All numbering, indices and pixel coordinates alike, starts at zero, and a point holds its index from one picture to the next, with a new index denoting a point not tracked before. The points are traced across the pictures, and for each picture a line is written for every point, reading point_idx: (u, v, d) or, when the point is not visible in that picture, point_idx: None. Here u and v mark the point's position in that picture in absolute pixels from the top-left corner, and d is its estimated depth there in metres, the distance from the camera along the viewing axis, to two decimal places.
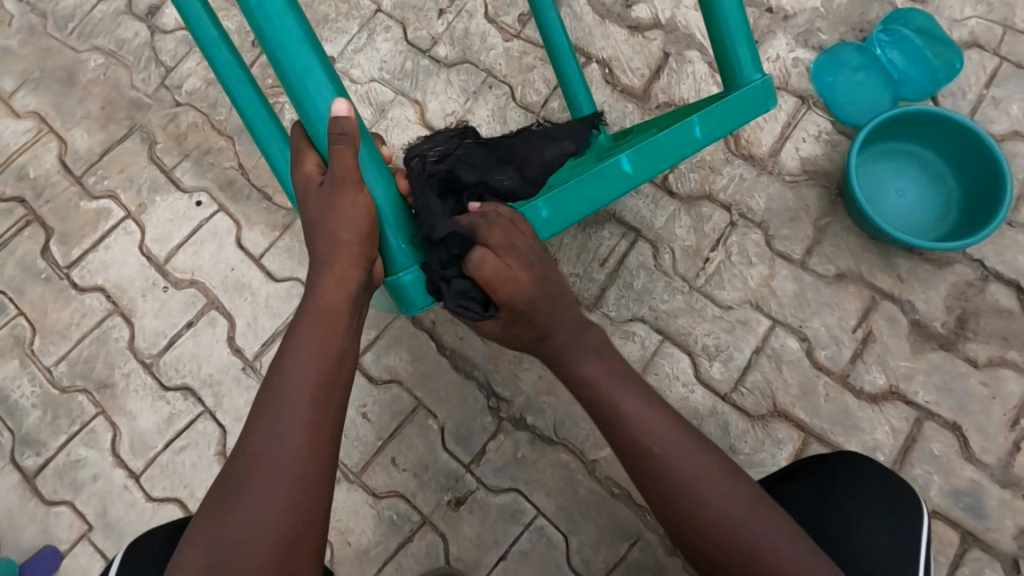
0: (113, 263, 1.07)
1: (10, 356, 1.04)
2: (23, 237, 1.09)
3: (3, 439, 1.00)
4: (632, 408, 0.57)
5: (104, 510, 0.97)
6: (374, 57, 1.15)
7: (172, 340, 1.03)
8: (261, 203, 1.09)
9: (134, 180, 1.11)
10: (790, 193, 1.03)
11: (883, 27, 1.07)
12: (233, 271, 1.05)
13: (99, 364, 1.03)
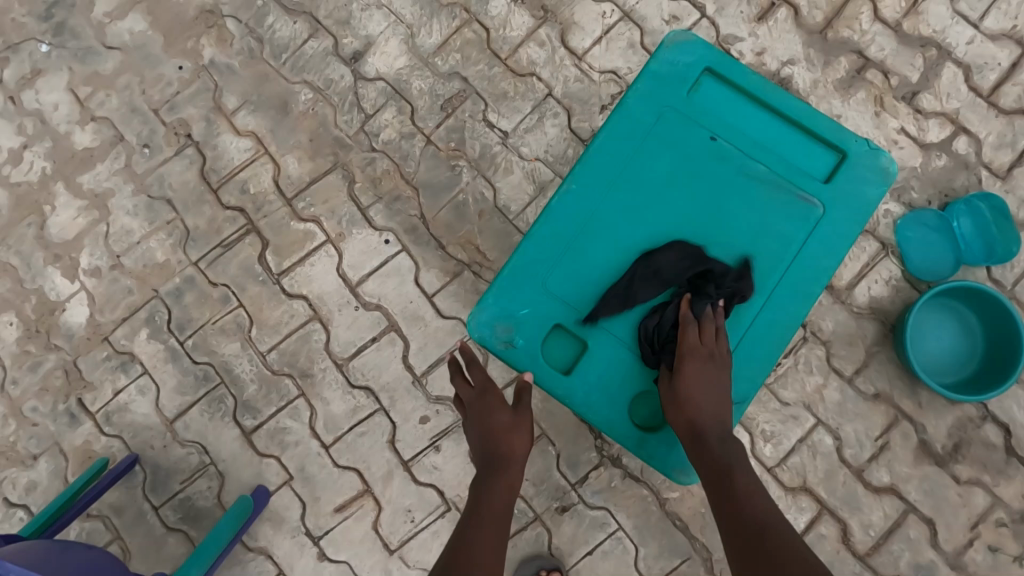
0: (316, 278, 1.36)
1: (233, 339, 1.35)
2: (245, 243, 1.37)
3: (228, 402, 1.34)
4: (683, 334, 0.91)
5: (303, 466, 1.32)
6: (542, 138, 1.38)
7: (360, 350, 1.34)
8: (437, 251, 1.35)
9: (336, 211, 1.37)
10: (855, 322, 1.31)
11: (965, 200, 1.31)
12: (411, 303, 1.34)
13: (302, 357, 1.34)
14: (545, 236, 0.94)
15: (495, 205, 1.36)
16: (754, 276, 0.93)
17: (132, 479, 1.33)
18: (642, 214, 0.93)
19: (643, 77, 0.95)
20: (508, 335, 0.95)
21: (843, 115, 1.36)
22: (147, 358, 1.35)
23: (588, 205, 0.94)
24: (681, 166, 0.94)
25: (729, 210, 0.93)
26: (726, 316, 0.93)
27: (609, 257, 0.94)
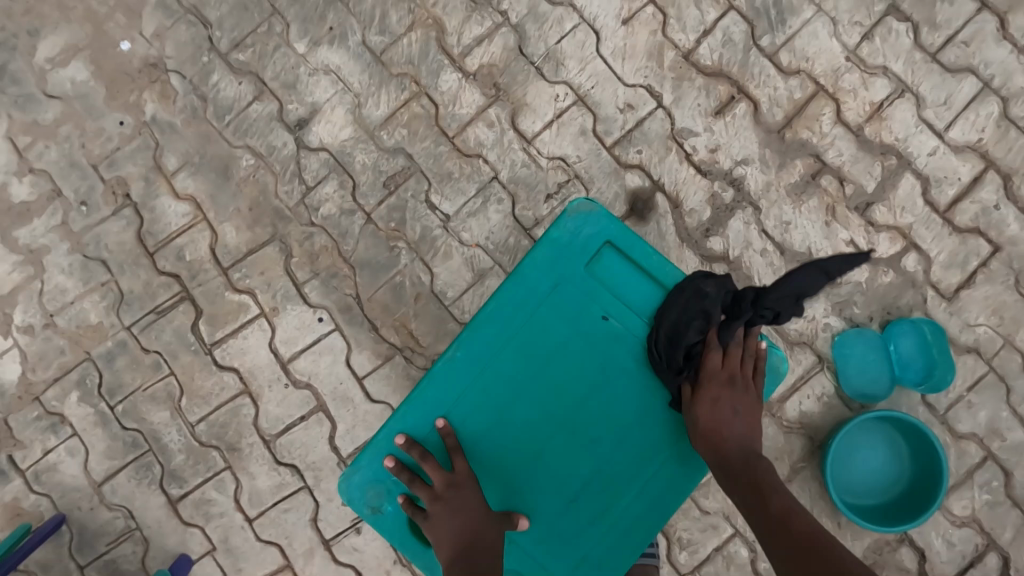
0: (248, 351, 1.35)
1: (164, 407, 1.36)
2: (179, 310, 1.36)
3: (155, 469, 1.35)
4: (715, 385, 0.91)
5: (226, 538, 1.34)
6: (484, 224, 1.35)
7: (288, 427, 1.34)
8: (370, 332, 1.34)
9: (272, 284, 1.36)
10: (782, 436, 1.30)
11: (910, 321, 1.29)
12: (341, 385, 1.34)
13: (230, 430, 1.35)
14: (429, 403, 0.91)
15: (432, 290, 1.34)
16: (633, 465, 0.92)
17: (58, 539, 1.35)
18: (527, 393, 0.91)
19: (544, 243, 0.92)
20: (377, 501, 0.93)
21: (792, 221, 1.33)
22: (77, 420, 1.36)
23: (474, 372, 0.91)
24: (574, 342, 0.92)
25: (621, 394, 0.92)
26: (601, 502, 0.92)
27: (490, 434, 0.92)
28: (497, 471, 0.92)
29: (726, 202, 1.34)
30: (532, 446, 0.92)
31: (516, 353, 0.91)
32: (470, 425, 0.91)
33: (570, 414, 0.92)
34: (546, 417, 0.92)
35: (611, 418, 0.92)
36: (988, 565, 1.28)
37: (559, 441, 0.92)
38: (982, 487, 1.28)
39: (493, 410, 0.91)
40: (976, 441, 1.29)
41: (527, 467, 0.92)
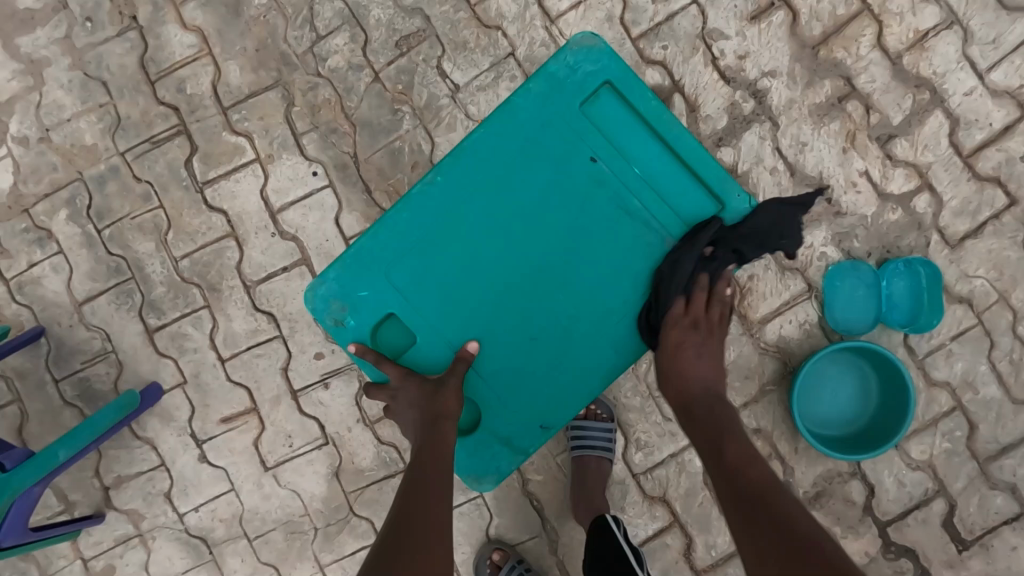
0: (239, 195, 1.34)
1: (149, 238, 1.36)
2: (174, 143, 1.34)
3: (136, 297, 1.36)
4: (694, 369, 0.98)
5: (198, 374, 1.37)
6: (492, 100, 1.31)
7: (269, 276, 1.35)
8: (363, 194, 1.33)
9: (270, 130, 1.33)
10: (756, 357, 1.30)
11: (904, 260, 1.26)
12: (327, 242, 1.34)
13: (213, 270, 1.35)
14: (408, 222, 0.99)
15: (431, 160, 1.32)
16: (601, 305, 1.00)
17: (37, 350, 1.38)
18: (504, 224, 0.99)
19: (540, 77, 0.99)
20: (341, 314, 1.01)
21: (809, 143, 1.28)
22: (63, 238, 1.37)
23: (460, 195, 0.98)
24: (558, 181, 0.99)
25: (596, 237, 0.99)
26: (564, 335, 1.01)
27: (462, 258, 0.99)
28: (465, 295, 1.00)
29: (744, 113, 1.28)
30: (500, 276, 0.99)
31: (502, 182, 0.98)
32: (449, 245, 0.99)
33: (546, 249, 0.99)
34: (523, 249, 0.99)
35: (584, 261, 0.99)
36: (932, 510, 1.30)
37: (525, 276, 1.00)
38: (943, 435, 1.29)
39: (473, 234, 0.99)
40: (948, 391, 1.29)
41: (500, 293, 1.00)
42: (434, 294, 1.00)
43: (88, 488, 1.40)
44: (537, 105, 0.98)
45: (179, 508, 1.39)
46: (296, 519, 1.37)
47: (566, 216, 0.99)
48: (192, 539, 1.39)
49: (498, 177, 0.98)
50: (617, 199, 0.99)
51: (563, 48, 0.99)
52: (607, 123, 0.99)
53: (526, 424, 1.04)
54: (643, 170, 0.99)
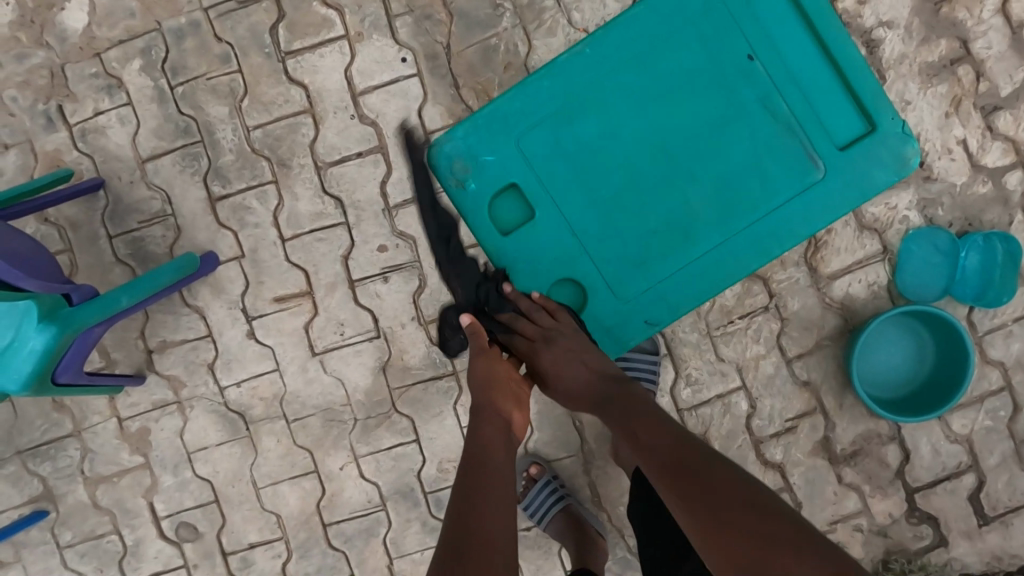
0: (321, 71, 1.29)
1: (223, 102, 1.31)
2: (261, 6, 1.29)
3: (202, 162, 1.32)
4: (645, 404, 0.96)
5: (256, 249, 1.34)
6: (598, 10, 1.26)
7: (342, 159, 1.31)
8: (450, 89, 1.29)
9: (362, 7, 1.28)
10: (820, 311, 1.30)
11: (984, 234, 1.24)
12: (406, 133, 1.30)
13: (285, 145, 1.31)
14: (547, 90, 1.08)
15: (525, 64, 1.28)
16: (725, 206, 1.07)
17: (93, 203, 1.35)
18: (644, 110, 1.07)
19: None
20: (464, 174, 1.10)
21: (913, 102, 1.25)
22: (133, 89, 1.32)
23: (608, 74, 1.07)
24: (705, 74, 1.06)
25: (730, 138, 1.06)
26: (682, 230, 1.08)
27: (599, 134, 1.08)
28: (596, 169, 1.08)
29: None
30: (632, 155, 1.07)
31: (650, 67, 1.06)
32: (588, 124, 1.08)
33: (680, 142, 1.06)
34: (659, 140, 1.07)
35: (714, 161, 1.06)
36: (962, 483, 1.32)
37: (658, 160, 1.07)
38: (987, 413, 1.30)
39: (614, 116, 1.07)
40: (1000, 370, 1.29)
41: (628, 177, 1.08)
42: (567, 165, 1.09)
43: (131, 349, 1.38)
44: None
45: (220, 381, 1.38)
46: (336, 408, 1.37)
47: (707, 107, 1.06)
48: (230, 414, 1.39)
49: (644, 59, 1.06)
50: (763, 95, 1.05)
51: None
52: (767, 19, 1.04)
53: (640, 312, 1.11)
54: (793, 71, 1.05)
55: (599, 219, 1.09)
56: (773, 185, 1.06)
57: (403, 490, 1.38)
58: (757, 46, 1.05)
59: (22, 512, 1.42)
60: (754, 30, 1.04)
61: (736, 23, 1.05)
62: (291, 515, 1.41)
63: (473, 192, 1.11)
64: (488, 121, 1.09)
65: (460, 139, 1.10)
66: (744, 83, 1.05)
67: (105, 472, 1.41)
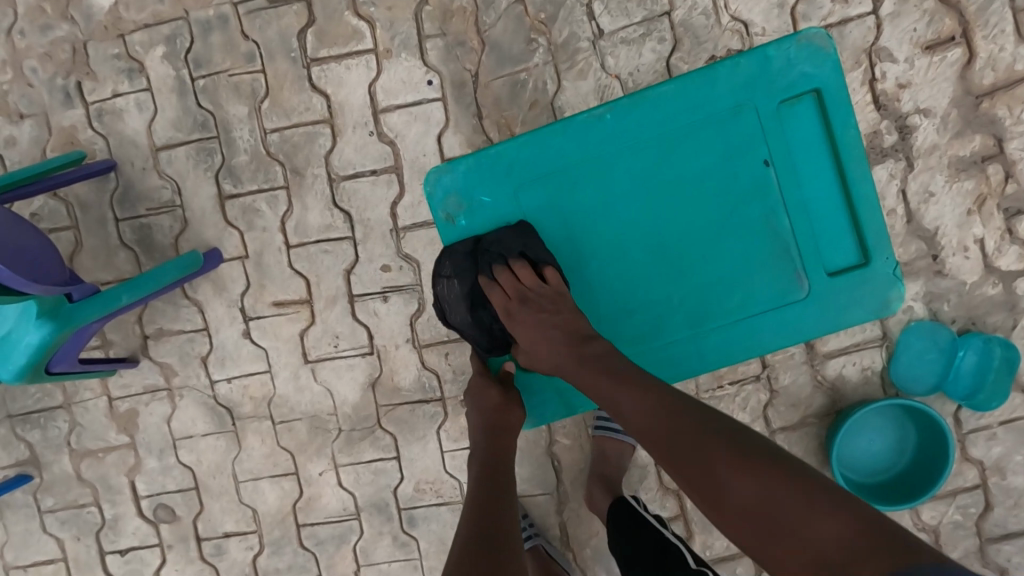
0: (345, 83, 1.28)
1: (243, 102, 1.30)
2: (292, 9, 1.26)
3: (216, 158, 1.32)
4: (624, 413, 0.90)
5: (260, 253, 1.34)
6: (633, 58, 1.23)
7: (357, 175, 1.30)
8: (472, 118, 1.27)
9: (394, 24, 1.25)
10: (810, 388, 1.30)
11: (986, 336, 1.23)
12: (423, 157, 1.28)
13: (300, 153, 1.30)
14: (559, 145, 1.16)
15: (551, 103, 1.25)
16: (700, 303, 1.17)
17: (104, 184, 1.34)
18: (650, 189, 1.16)
19: (751, 59, 1.12)
20: (456, 210, 1.19)
21: (936, 195, 1.23)
22: (154, 76, 1.30)
23: (624, 146, 1.15)
24: (718, 168, 1.14)
25: (718, 238, 1.15)
26: (654, 317, 1.18)
27: (597, 203, 1.17)
28: (591, 242, 1.17)
29: (884, 145, 1.22)
30: (626, 233, 1.17)
31: (664, 149, 1.15)
32: (587, 192, 1.17)
33: (674, 229, 1.16)
34: (654, 225, 1.16)
35: (701, 254, 1.16)
36: None
37: (648, 239, 1.16)
38: (958, 508, 1.32)
39: (619, 191, 1.16)
40: (977, 468, 1.31)
41: (618, 250, 1.17)
42: (561, 227, 1.18)
43: (127, 333, 1.40)
44: (730, 82, 1.13)
45: (212, 374, 1.40)
46: (322, 417, 1.40)
47: (708, 200, 1.15)
48: (218, 408, 1.41)
49: (665, 142, 1.15)
50: (768, 208, 1.14)
51: (790, 38, 1.11)
52: (790, 129, 1.14)
53: None
54: (803, 190, 1.14)
55: (579, 285, 1.19)
56: (753, 293, 1.16)
57: (379, 504, 1.41)
58: (774, 154, 1.14)
59: (8, 475, 1.46)
60: (776, 139, 1.13)
61: (757, 123, 1.13)
62: (267, 512, 1.44)
63: (461, 227, 1.19)
64: (491, 163, 1.18)
65: (461, 173, 1.19)
66: (751, 185, 1.14)
67: (91, 448, 1.44)
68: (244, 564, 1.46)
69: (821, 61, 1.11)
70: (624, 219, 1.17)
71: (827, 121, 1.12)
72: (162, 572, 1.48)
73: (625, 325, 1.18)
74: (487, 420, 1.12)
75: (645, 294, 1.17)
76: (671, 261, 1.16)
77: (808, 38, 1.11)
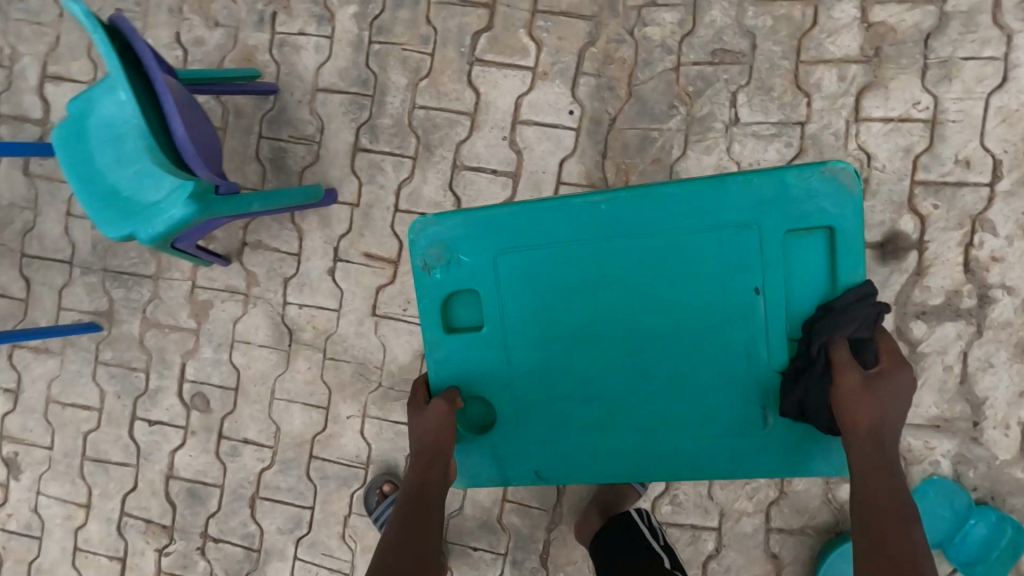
0: (498, 88, 1.41)
1: (405, 74, 1.44)
2: (476, 12, 1.41)
3: (364, 114, 1.46)
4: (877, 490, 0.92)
5: (370, 206, 1.47)
6: (758, 151, 1.33)
7: (478, 169, 1.43)
8: (597, 155, 1.38)
9: (559, 53, 1.39)
10: (818, 502, 1.35)
11: (1000, 513, 1.27)
12: (541, 173, 1.40)
13: (437, 134, 1.44)
14: (556, 215, 1.11)
15: (671, 165, 1.36)
16: (662, 408, 1.11)
17: (262, 102, 1.50)
18: (633, 285, 1.09)
19: (771, 178, 1.05)
20: (434, 262, 1.15)
21: (995, 367, 1.28)
22: (339, 28, 1.46)
23: (626, 233, 1.09)
24: (718, 280, 1.08)
25: (693, 351, 1.09)
26: (608, 419, 1.13)
27: (575, 288, 1.12)
28: (561, 324, 1.13)
29: (960, 305, 1.29)
30: (596, 331, 1.11)
31: (655, 248, 1.08)
32: (571, 267, 1.11)
33: (645, 332, 1.10)
34: (631, 316, 1.10)
35: (668, 367, 1.10)
36: None
37: (619, 335, 1.11)
38: None
39: (606, 273, 1.10)
40: None
41: (584, 340, 1.12)
42: (531, 300, 1.13)
43: (231, 234, 1.54)
44: (750, 195, 1.05)
45: (288, 295, 1.53)
46: (368, 367, 1.50)
47: (690, 311, 1.09)
48: (282, 326, 1.54)
49: (666, 240, 1.08)
50: (752, 334, 1.08)
51: (814, 166, 1.04)
52: (793, 258, 1.07)
53: (538, 463, 1.16)
54: (792, 325, 1.08)
55: (539, 365, 1.14)
56: (712, 418, 1.10)
57: (390, 461, 1.51)
58: (768, 282, 1.07)
59: (82, 318, 1.62)
60: (774, 269, 1.06)
61: (762, 247, 1.06)
62: (289, 433, 1.55)
63: (435, 279, 1.15)
64: (481, 216, 1.13)
65: (446, 227, 1.14)
66: (737, 305, 1.08)
67: (162, 320, 1.59)
68: (251, 472, 1.57)
69: (844, 202, 1.03)
70: (600, 304, 1.11)
71: (832, 261, 1.05)
72: (178, 452, 1.61)
73: (572, 413, 1.14)
74: (424, 443, 1.11)
75: (602, 389, 1.13)
76: (635, 365, 1.11)
77: (835, 170, 1.03)
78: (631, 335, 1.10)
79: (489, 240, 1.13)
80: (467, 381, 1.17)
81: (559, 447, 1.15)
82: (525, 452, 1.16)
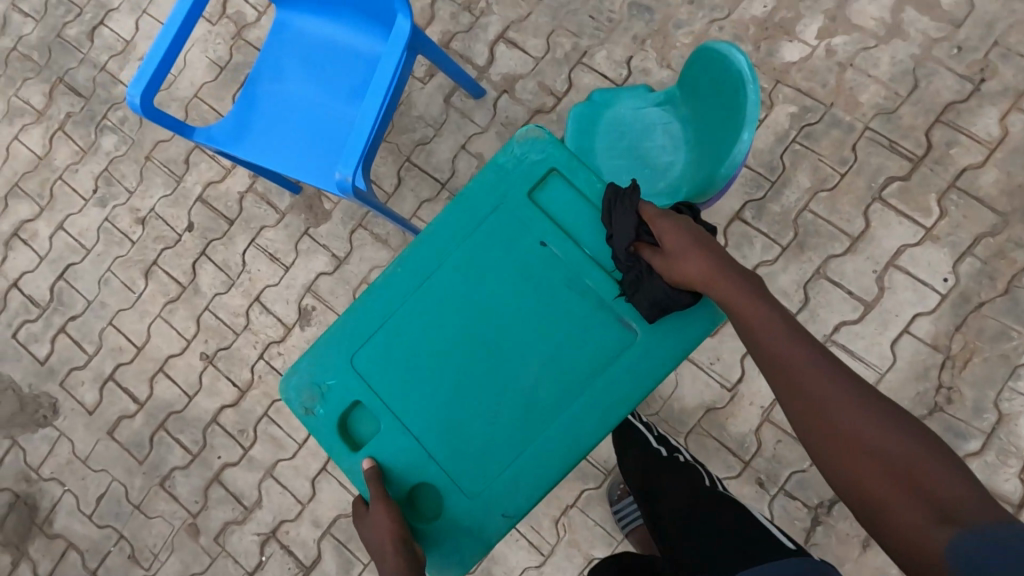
0: (889, 229, 1.57)
1: (811, 179, 1.62)
2: (900, 161, 1.59)
3: (758, 192, 1.64)
4: (875, 435, 0.79)
5: None
6: None
7: (839, 284, 1.58)
8: (952, 325, 1.52)
9: (958, 227, 1.55)
10: None
11: None
12: (894, 315, 1.55)
13: (815, 239, 1.60)
14: (399, 274, 1.21)
15: (1016, 366, 1.49)
16: (597, 370, 1.10)
17: None
18: (472, 306, 1.16)
19: (489, 169, 1.19)
20: (311, 403, 1.23)
21: None
22: (773, 117, 1.66)
23: (452, 269, 1.18)
24: (486, 270, 1.17)
25: (561, 322, 1.13)
26: (541, 416, 1.12)
27: (412, 330, 1.19)
28: (449, 354, 1.17)
29: None
30: (483, 359, 1.15)
31: (461, 263, 1.17)
32: (453, 284, 1.17)
33: (497, 342, 1.15)
34: (536, 292, 1.14)
35: (589, 342, 1.11)
36: None
37: (475, 352, 1.15)
38: None
39: (490, 269, 1.16)
40: None
41: (470, 352, 1.16)
42: (400, 376, 1.19)
43: None
44: (522, 203, 1.16)
45: None
46: (654, 393, 1.63)
47: (523, 305, 1.14)
48: None
49: (449, 250, 1.18)
50: (565, 279, 1.14)
51: (512, 142, 1.18)
52: (552, 205, 1.16)
53: (500, 492, 1.13)
54: (564, 287, 1.14)
55: (446, 412, 1.16)
56: (621, 360, 1.10)
57: None
58: (549, 234, 1.15)
59: None
60: (552, 224, 1.15)
61: (536, 232, 1.16)
62: None
63: (321, 417, 1.23)
64: (350, 315, 1.23)
65: (307, 372, 1.23)
66: (556, 299, 1.14)
67: None
68: None
69: (545, 147, 1.17)
70: (497, 314, 1.15)
71: (579, 189, 1.16)
72: None
73: (509, 387, 1.14)
74: (376, 539, 1.10)
75: (517, 368, 1.14)
76: (560, 342, 1.12)
77: (529, 134, 1.18)
78: (554, 307, 1.13)
79: (363, 306, 1.22)
80: (402, 465, 1.17)
81: (519, 443, 1.12)
82: (475, 469, 1.14)
